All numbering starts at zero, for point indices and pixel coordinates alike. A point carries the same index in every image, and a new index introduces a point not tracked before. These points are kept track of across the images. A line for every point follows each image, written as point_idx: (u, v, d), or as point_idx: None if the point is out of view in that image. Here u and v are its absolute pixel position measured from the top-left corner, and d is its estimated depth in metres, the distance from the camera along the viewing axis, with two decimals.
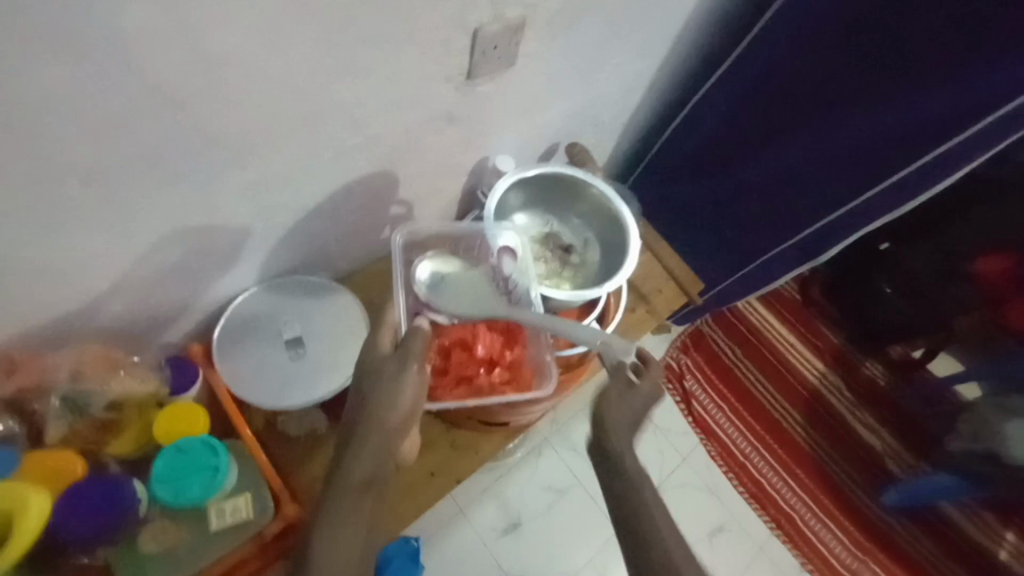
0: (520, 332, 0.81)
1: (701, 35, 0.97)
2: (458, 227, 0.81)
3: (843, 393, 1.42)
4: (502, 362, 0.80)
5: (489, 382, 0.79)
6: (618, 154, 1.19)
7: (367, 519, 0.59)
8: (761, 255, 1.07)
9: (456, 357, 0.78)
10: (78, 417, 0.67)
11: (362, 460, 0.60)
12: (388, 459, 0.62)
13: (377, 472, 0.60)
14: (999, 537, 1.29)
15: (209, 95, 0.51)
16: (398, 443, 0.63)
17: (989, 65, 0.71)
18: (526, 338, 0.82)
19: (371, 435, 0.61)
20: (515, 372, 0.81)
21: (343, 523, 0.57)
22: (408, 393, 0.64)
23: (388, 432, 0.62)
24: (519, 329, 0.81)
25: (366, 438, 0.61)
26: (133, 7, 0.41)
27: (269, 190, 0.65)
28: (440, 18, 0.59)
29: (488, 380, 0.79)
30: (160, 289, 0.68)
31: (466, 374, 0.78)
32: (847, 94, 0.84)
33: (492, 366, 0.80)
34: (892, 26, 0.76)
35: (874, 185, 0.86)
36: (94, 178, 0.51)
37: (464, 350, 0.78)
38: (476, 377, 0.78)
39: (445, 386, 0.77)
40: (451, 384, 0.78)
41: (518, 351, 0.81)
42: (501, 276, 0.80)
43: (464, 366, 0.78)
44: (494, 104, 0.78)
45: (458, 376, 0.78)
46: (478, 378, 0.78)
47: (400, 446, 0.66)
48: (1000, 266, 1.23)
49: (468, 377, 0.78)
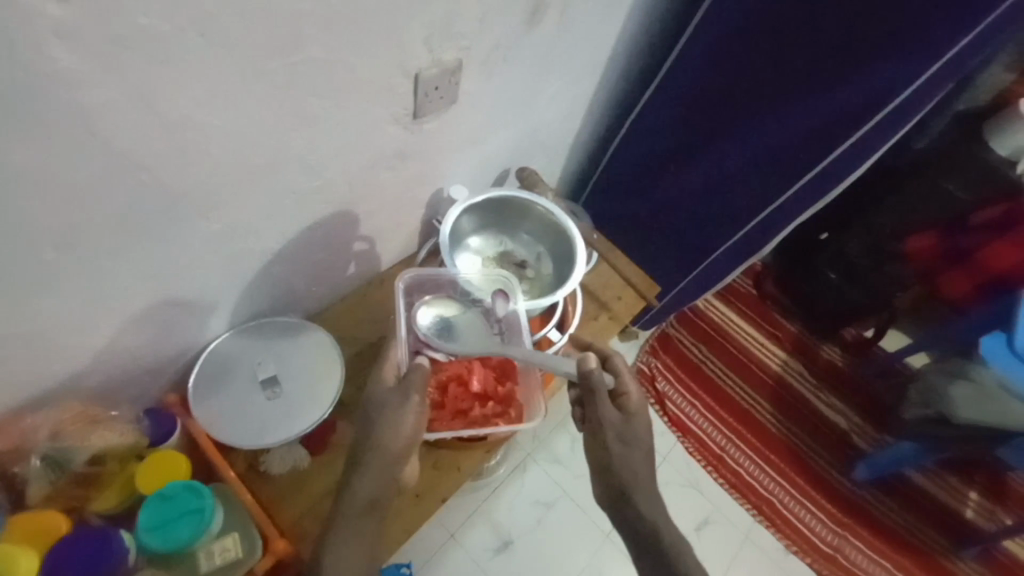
0: (513, 367, 0.81)
1: (628, 60, 1.06)
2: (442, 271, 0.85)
3: (805, 377, 1.49)
4: (495, 396, 0.81)
5: (483, 415, 0.80)
6: (567, 175, 1.26)
7: (372, 535, 0.68)
8: (709, 255, 1.14)
9: (451, 391, 0.79)
10: (59, 475, 0.68)
11: (367, 481, 0.68)
12: (391, 481, 0.70)
13: (379, 495, 0.68)
14: (963, 496, 1.36)
15: (170, 154, 0.54)
16: (398, 467, 0.71)
17: (875, 67, 0.79)
18: (520, 372, 0.83)
19: (376, 460, 0.69)
20: (508, 404, 0.82)
21: (349, 537, 0.66)
22: (408, 424, 0.70)
23: (390, 458, 0.69)
24: (513, 364, 0.82)
25: (370, 462, 0.69)
26: (95, 83, 0.45)
27: (235, 238, 0.69)
28: (381, 67, 0.65)
29: (482, 413, 0.80)
30: (133, 344, 0.70)
31: (462, 407, 0.80)
32: (760, 102, 0.92)
33: (487, 400, 0.81)
34: (790, 39, 0.84)
35: (797, 180, 0.94)
36: (65, 243, 0.54)
37: (460, 384, 0.80)
38: (471, 409, 0.80)
39: (441, 418, 0.80)
40: (447, 416, 0.80)
41: (510, 385, 0.82)
42: (494, 318, 0.86)
43: (459, 400, 0.80)
44: (442, 139, 0.84)
45: (454, 409, 0.80)
46: (473, 411, 0.80)
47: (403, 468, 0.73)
48: (927, 243, 1.32)
49: (463, 411, 0.80)
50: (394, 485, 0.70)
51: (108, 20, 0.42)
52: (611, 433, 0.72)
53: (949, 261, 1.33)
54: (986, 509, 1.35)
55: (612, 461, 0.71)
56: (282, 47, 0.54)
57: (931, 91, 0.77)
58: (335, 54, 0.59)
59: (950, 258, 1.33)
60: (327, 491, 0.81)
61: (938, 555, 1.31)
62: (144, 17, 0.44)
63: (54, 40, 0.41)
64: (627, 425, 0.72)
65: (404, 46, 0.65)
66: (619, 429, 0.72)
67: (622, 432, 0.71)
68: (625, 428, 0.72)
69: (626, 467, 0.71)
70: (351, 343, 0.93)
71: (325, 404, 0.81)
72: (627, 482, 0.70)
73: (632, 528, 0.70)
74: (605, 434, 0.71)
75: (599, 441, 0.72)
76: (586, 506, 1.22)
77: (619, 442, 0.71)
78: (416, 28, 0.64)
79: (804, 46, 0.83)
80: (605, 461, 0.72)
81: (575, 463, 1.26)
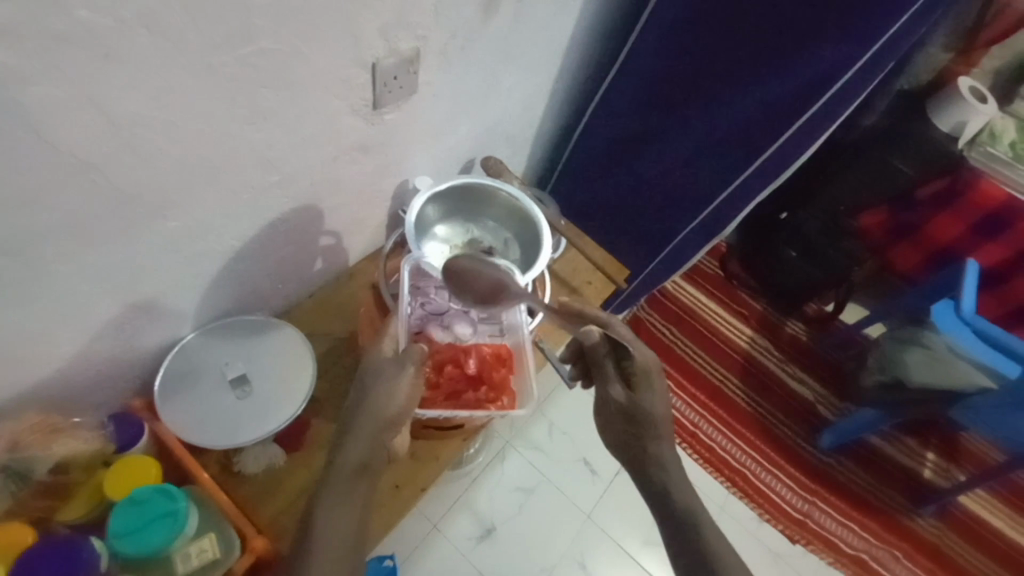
0: (509, 354, 0.84)
1: (587, 47, 1.07)
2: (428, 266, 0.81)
3: (772, 352, 1.54)
4: (489, 381, 0.81)
5: (475, 398, 0.80)
6: (533, 164, 1.27)
7: (362, 501, 0.64)
8: (675, 237, 1.17)
9: (448, 372, 0.80)
10: (22, 485, 0.65)
11: (358, 446, 0.66)
12: (383, 446, 0.68)
13: (369, 459, 0.66)
14: (920, 457, 1.44)
15: (121, 153, 0.53)
16: (389, 436, 0.69)
17: (818, 48, 0.83)
18: (516, 362, 0.84)
19: (367, 425, 0.67)
20: (500, 390, 0.81)
21: (340, 503, 0.63)
22: (403, 393, 0.69)
23: (382, 424, 0.67)
24: (508, 351, 0.84)
25: (360, 425, 0.67)
26: (36, 78, 0.44)
27: (195, 237, 0.67)
28: (337, 58, 0.64)
29: (475, 397, 0.80)
30: (94, 350, 0.68)
31: (456, 389, 0.80)
32: (715, 84, 0.95)
33: (480, 384, 0.81)
34: (738, 22, 0.87)
35: (753, 161, 0.97)
36: (14, 249, 0.52)
37: (456, 366, 0.80)
38: (465, 392, 0.80)
39: (435, 399, 0.79)
40: (440, 397, 0.79)
41: (505, 372, 0.82)
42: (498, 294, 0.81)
43: (454, 381, 0.80)
44: (404, 130, 0.84)
45: (449, 390, 0.80)
46: (466, 395, 0.80)
47: (391, 440, 0.71)
48: (876, 220, 1.45)
49: (457, 393, 0.80)
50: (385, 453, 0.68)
51: (46, 14, 0.41)
52: (617, 411, 0.69)
53: (896, 236, 1.46)
54: (942, 468, 1.42)
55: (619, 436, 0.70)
56: (231, 40, 0.53)
57: (873, 70, 0.81)
58: (287, 45, 0.58)
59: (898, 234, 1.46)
60: (304, 487, 0.81)
61: (900, 514, 1.37)
62: (85, 10, 0.43)
63: None
64: (633, 402, 0.68)
65: (359, 37, 0.64)
66: (624, 408, 0.69)
67: (626, 408, 0.68)
68: (631, 405, 0.68)
69: (637, 440, 0.68)
70: (321, 340, 0.92)
71: (299, 401, 0.81)
72: (644, 455, 0.68)
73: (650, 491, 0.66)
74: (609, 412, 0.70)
75: (608, 417, 0.71)
76: (565, 489, 1.24)
77: (623, 419, 0.69)
78: (370, 19, 0.64)
79: (752, 28, 0.86)
80: (614, 434, 0.71)
81: (554, 447, 1.29)
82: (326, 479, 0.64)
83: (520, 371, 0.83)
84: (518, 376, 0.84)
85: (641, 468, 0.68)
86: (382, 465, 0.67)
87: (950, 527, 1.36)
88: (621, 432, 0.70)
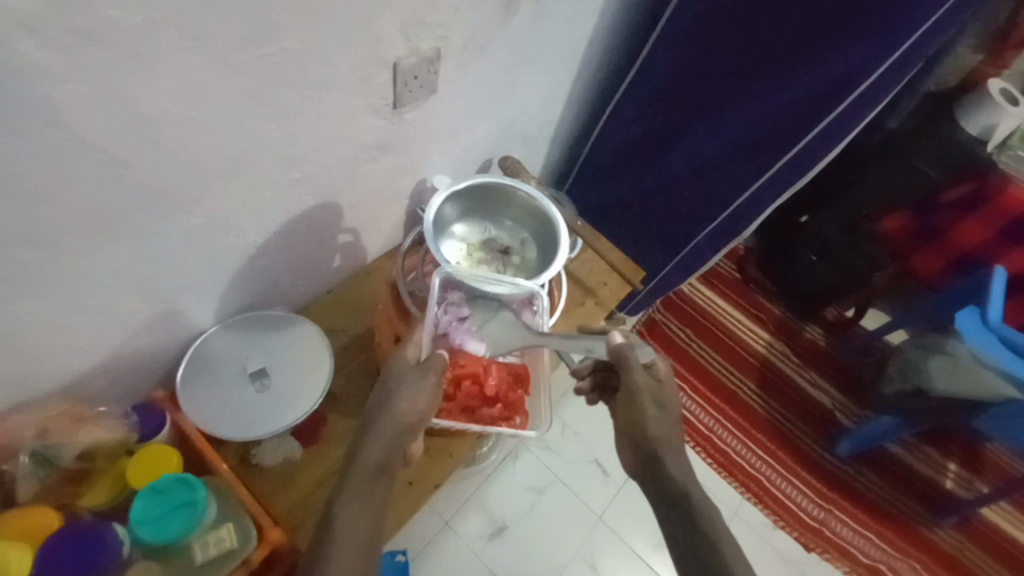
0: (526, 373, 0.83)
1: (607, 47, 1.07)
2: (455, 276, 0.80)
3: (789, 357, 1.52)
4: (505, 401, 0.81)
5: (489, 415, 0.80)
6: (551, 164, 1.27)
7: (380, 500, 0.65)
8: (692, 239, 1.16)
9: (465, 387, 0.79)
10: (50, 471, 0.68)
11: (376, 446, 0.67)
12: (400, 449, 0.69)
13: (387, 462, 0.67)
14: (942, 467, 1.40)
15: (148, 149, 0.54)
16: (407, 440, 0.70)
17: (840, 50, 0.82)
18: (533, 383, 0.84)
19: (385, 428, 0.68)
20: (515, 410, 0.81)
21: (359, 501, 0.63)
22: (424, 400, 0.70)
23: (400, 429, 0.68)
24: (528, 372, 0.83)
25: (378, 427, 0.68)
26: (66, 75, 0.45)
27: (218, 232, 0.69)
28: (358, 58, 0.65)
29: (490, 414, 0.80)
30: (117, 343, 0.70)
31: (471, 404, 0.80)
32: (736, 85, 0.94)
33: (496, 402, 0.80)
34: (761, 21, 0.86)
35: (774, 163, 0.96)
36: (45, 241, 0.53)
37: (475, 382, 0.80)
38: (480, 408, 0.80)
39: (450, 410, 0.79)
40: (455, 410, 0.80)
41: (521, 393, 0.82)
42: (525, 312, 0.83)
43: (470, 397, 0.79)
44: (423, 129, 0.84)
45: (464, 404, 0.80)
46: (481, 410, 0.80)
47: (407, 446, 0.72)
48: (898, 223, 1.42)
49: (472, 408, 0.80)
50: (400, 458, 0.69)
51: (77, 12, 0.42)
52: (648, 398, 0.68)
53: (921, 239, 1.42)
54: (964, 479, 1.39)
55: (646, 421, 0.68)
56: (256, 38, 0.54)
57: (898, 72, 0.79)
58: (309, 44, 0.59)
59: (923, 237, 1.43)
60: (319, 482, 0.82)
61: (918, 524, 1.34)
62: (115, 9, 0.44)
63: (21, 33, 0.41)
64: (660, 387, 0.70)
65: (380, 36, 0.65)
66: (653, 391, 0.68)
67: (658, 394, 0.69)
68: (659, 390, 0.69)
69: (659, 429, 0.68)
70: (338, 336, 0.93)
71: (316, 396, 0.82)
72: (658, 442, 0.68)
73: (663, 488, 0.66)
74: (642, 397, 0.68)
75: (635, 405, 0.68)
76: (577, 491, 1.24)
77: (655, 406, 0.68)
78: (391, 18, 0.64)
79: (775, 29, 0.85)
80: (636, 421, 0.69)
81: (567, 448, 1.29)
82: (345, 478, 0.65)
83: (536, 395, 0.83)
84: (532, 399, 0.83)
85: (653, 456, 0.68)
86: (398, 466, 0.68)
87: (971, 539, 1.33)
88: (647, 420, 0.68)
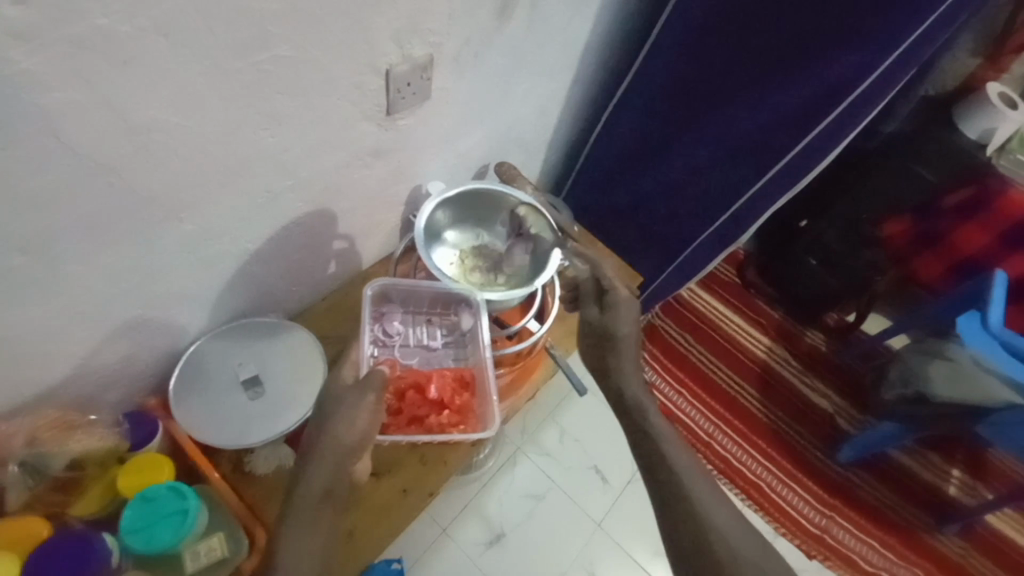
0: (472, 379, 0.85)
1: (603, 52, 1.07)
2: (422, 287, 0.86)
3: (790, 362, 1.51)
4: (452, 406, 0.81)
5: (438, 423, 0.80)
6: (548, 170, 1.27)
7: (328, 530, 0.67)
8: (689, 244, 1.16)
9: (409, 398, 0.80)
10: (37, 480, 0.68)
11: (320, 474, 0.68)
12: (345, 471, 0.70)
13: (331, 487, 0.69)
14: (946, 473, 1.39)
15: (139, 157, 0.54)
16: (352, 462, 0.71)
17: (835, 53, 0.81)
18: (478, 386, 0.85)
19: (328, 454, 0.69)
20: (464, 415, 0.82)
21: (308, 535, 0.65)
22: (363, 421, 0.70)
23: (343, 453, 0.69)
24: (471, 376, 0.85)
25: (324, 454, 0.68)
26: (55, 84, 0.45)
27: (211, 239, 0.69)
28: (352, 66, 0.65)
29: (438, 421, 0.80)
30: (109, 349, 0.70)
31: (418, 414, 0.80)
32: (731, 91, 0.94)
33: (443, 409, 0.81)
34: (753, 27, 0.86)
35: (772, 167, 0.96)
36: (35, 249, 0.54)
37: (418, 392, 0.81)
38: (428, 416, 0.80)
39: (398, 424, 0.80)
40: (403, 422, 0.80)
41: (468, 397, 0.83)
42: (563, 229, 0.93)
43: (416, 407, 0.80)
44: (418, 136, 0.84)
45: (411, 416, 0.80)
46: (429, 419, 0.80)
47: (353, 468, 0.72)
48: (900, 229, 1.39)
49: (420, 418, 0.80)
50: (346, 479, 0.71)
51: (66, 20, 0.42)
52: (589, 328, 0.83)
53: (921, 244, 1.40)
54: (968, 485, 1.37)
55: (590, 350, 0.83)
56: (247, 46, 0.54)
57: (892, 77, 0.79)
58: (301, 51, 0.59)
59: (922, 243, 1.41)
60: None
61: (922, 531, 1.32)
62: (104, 18, 0.44)
63: (11, 41, 0.41)
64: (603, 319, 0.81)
65: (373, 43, 0.65)
66: (592, 326, 0.82)
67: (598, 324, 0.82)
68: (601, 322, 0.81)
69: (600, 354, 0.81)
70: (333, 343, 0.93)
71: (309, 402, 0.81)
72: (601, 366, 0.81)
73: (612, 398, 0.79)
74: (583, 328, 0.83)
75: (582, 334, 0.84)
76: (577, 498, 1.23)
77: (594, 335, 0.82)
78: (383, 26, 0.64)
79: (770, 34, 0.85)
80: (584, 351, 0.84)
81: (565, 454, 1.28)
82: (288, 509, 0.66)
83: (483, 397, 0.84)
84: (482, 402, 0.84)
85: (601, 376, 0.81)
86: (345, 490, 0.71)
87: (976, 547, 1.31)
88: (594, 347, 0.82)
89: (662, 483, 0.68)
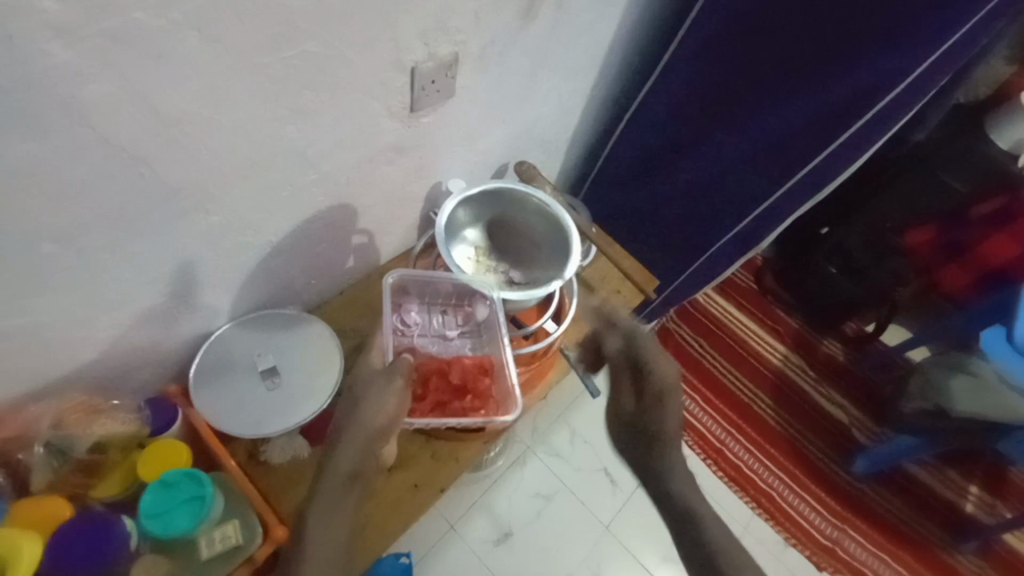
0: (492, 364, 0.85)
1: (627, 52, 1.06)
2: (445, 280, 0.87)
3: (806, 371, 1.49)
4: (475, 390, 0.82)
5: (461, 408, 0.80)
6: (567, 171, 1.27)
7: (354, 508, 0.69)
8: (708, 249, 1.15)
9: (433, 383, 0.81)
10: (63, 462, 0.69)
11: (348, 455, 0.71)
12: (373, 454, 0.72)
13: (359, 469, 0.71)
14: (963, 490, 1.36)
15: (170, 149, 0.55)
16: (381, 444, 0.73)
17: (866, 59, 0.80)
18: (498, 372, 0.85)
19: (356, 437, 0.71)
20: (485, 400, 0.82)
21: (332, 511, 0.68)
22: (391, 403, 0.73)
23: (371, 436, 0.72)
24: (491, 362, 0.85)
25: (353, 437, 0.71)
26: (91, 77, 0.46)
27: (235, 231, 0.70)
28: (377, 63, 0.66)
29: (461, 406, 0.80)
30: (133, 336, 0.71)
31: (442, 399, 0.80)
32: (757, 94, 0.92)
33: (466, 394, 0.81)
34: (782, 32, 0.84)
35: (797, 173, 0.94)
36: (67, 237, 0.55)
37: (441, 377, 0.81)
38: (451, 402, 0.80)
39: (422, 409, 0.79)
40: (427, 407, 0.80)
41: (489, 381, 0.83)
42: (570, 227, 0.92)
43: (440, 392, 0.81)
44: (439, 134, 0.84)
45: (435, 401, 0.80)
46: (451, 404, 0.80)
47: (381, 450, 0.75)
48: (926, 237, 1.35)
49: (443, 403, 0.80)
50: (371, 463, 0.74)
51: (102, 14, 0.43)
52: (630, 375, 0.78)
53: (947, 254, 1.37)
54: (986, 503, 1.34)
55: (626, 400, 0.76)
56: (275, 42, 0.55)
57: (925, 84, 0.77)
58: (328, 47, 0.59)
59: (947, 253, 1.38)
60: None
61: (936, 547, 1.30)
62: (140, 12, 0.45)
63: (50, 35, 0.42)
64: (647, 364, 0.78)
65: (399, 39, 0.65)
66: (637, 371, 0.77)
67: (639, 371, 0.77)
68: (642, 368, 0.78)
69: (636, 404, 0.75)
70: (350, 336, 0.94)
71: (325, 395, 0.82)
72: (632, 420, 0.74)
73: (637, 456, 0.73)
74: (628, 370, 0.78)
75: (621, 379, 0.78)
76: (586, 500, 1.23)
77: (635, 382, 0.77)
78: (409, 23, 0.64)
79: (800, 38, 0.83)
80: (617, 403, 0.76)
81: (575, 456, 1.27)
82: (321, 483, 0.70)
83: (504, 381, 0.84)
84: (502, 388, 0.84)
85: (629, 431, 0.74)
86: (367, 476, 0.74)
87: (992, 566, 1.29)
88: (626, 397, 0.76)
89: (692, 546, 0.66)
